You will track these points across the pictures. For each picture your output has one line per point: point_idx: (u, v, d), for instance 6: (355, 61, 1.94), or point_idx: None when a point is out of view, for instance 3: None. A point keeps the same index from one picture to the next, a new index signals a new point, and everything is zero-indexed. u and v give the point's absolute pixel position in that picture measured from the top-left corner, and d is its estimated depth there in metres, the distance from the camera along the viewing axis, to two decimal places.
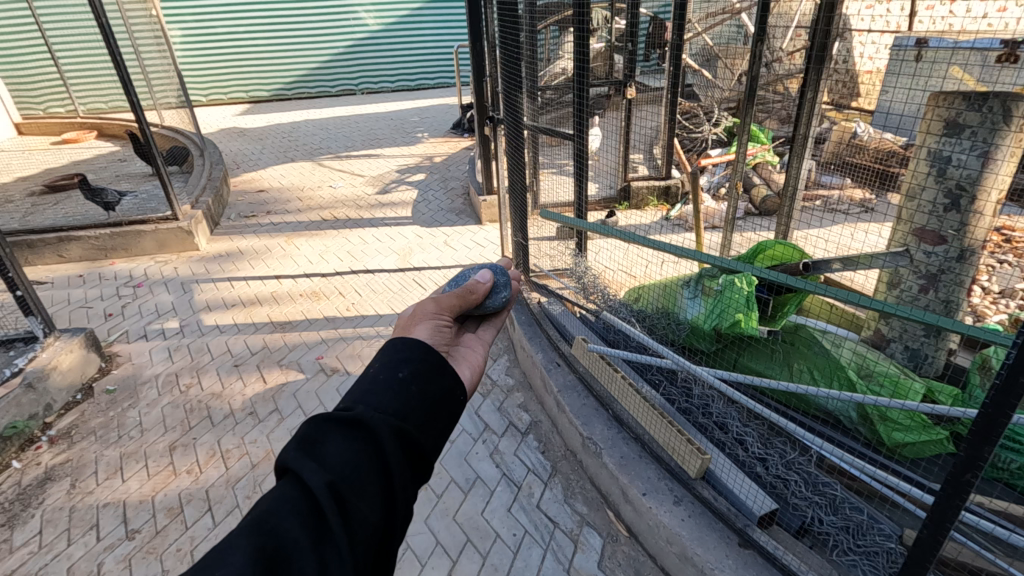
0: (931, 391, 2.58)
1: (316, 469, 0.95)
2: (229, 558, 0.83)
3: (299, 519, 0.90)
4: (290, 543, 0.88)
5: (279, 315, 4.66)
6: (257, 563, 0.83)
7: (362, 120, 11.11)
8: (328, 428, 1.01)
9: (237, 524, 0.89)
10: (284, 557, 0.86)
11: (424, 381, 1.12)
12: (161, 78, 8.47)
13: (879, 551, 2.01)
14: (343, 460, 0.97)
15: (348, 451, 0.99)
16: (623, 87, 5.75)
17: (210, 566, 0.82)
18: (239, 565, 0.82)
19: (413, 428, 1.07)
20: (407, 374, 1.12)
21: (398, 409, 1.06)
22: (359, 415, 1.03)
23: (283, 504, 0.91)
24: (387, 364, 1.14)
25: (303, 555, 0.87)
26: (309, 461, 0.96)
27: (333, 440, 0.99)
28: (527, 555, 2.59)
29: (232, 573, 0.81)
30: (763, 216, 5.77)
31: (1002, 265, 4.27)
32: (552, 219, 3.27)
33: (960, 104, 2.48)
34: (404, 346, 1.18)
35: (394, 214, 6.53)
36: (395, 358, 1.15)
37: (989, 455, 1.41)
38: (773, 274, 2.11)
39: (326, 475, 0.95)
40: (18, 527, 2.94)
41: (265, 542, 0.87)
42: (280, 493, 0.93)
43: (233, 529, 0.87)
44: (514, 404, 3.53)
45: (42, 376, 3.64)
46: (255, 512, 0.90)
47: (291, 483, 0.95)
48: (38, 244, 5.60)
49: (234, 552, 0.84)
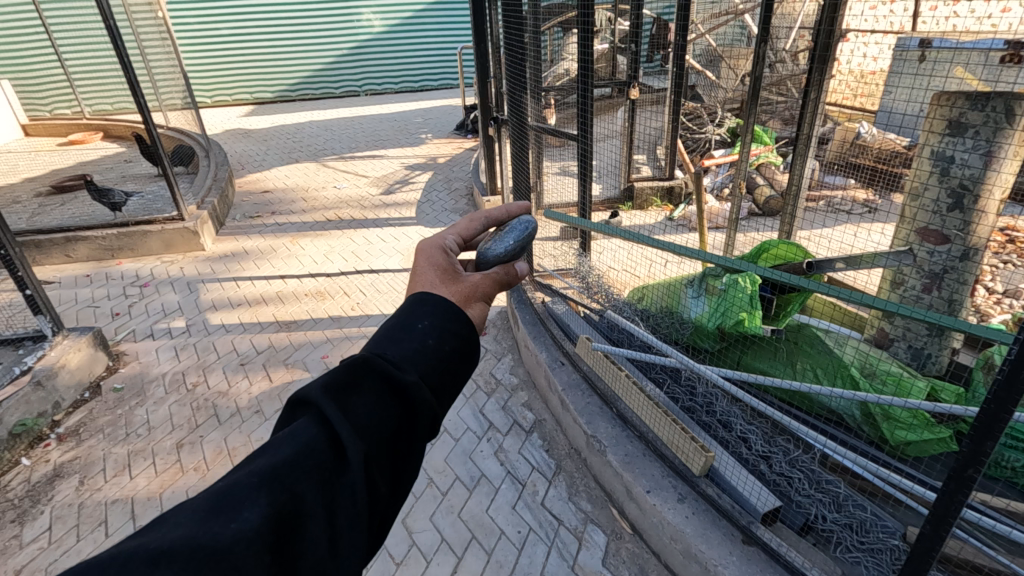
0: (935, 390, 2.60)
1: (348, 431, 0.91)
2: (243, 514, 0.80)
3: (318, 479, 0.87)
4: (306, 504, 0.85)
5: (285, 315, 4.68)
6: (272, 522, 0.81)
7: (366, 121, 11.15)
8: (367, 384, 0.97)
9: (255, 470, 0.85)
10: (298, 518, 0.84)
11: (464, 360, 1.07)
12: (166, 79, 8.56)
13: (883, 548, 2.02)
14: (375, 429, 0.94)
15: (381, 416, 0.95)
16: (627, 89, 5.78)
17: (224, 517, 0.79)
18: (254, 523, 0.80)
19: (442, 409, 1.03)
20: (453, 349, 1.06)
21: (435, 383, 1.03)
22: (402, 381, 0.98)
23: (306, 459, 0.88)
24: (436, 329, 1.07)
25: (321, 521, 0.85)
26: (341, 418, 0.92)
27: (373, 403, 0.95)
28: (532, 552, 2.61)
29: (247, 528, 0.79)
30: (766, 216, 5.77)
31: (1005, 265, 4.27)
32: (556, 220, 3.27)
33: (963, 104, 2.52)
34: (451, 317, 1.10)
35: (398, 214, 6.56)
36: (443, 328, 1.08)
37: (991, 450, 1.43)
38: (776, 273, 2.11)
39: (358, 443, 0.91)
40: (27, 523, 2.97)
41: (282, 498, 0.83)
42: (306, 444, 0.89)
43: (253, 477, 0.84)
44: (518, 403, 3.54)
45: (51, 375, 3.67)
46: (276, 460, 0.86)
47: (316, 437, 0.91)
48: (46, 244, 5.65)
49: (250, 507, 0.81)
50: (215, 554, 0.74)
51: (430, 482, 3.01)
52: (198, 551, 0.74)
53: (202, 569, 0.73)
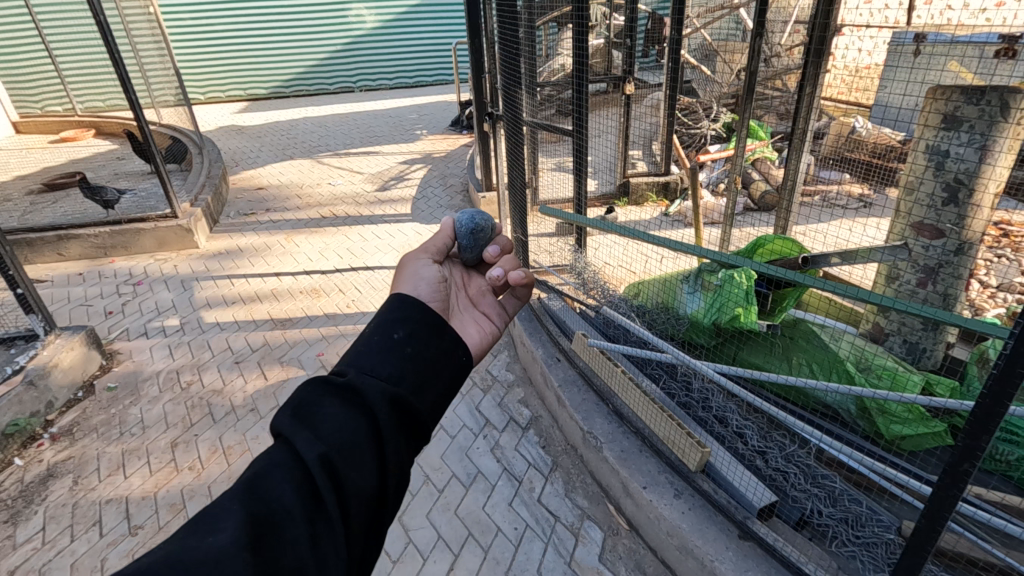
0: (930, 383, 2.63)
1: (310, 440, 0.94)
2: (220, 527, 0.83)
3: (291, 486, 0.90)
4: (283, 511, 0.88)
5: (280, 312, 4.66)
6: (247, 527, 0.84)
7: (360, 117, 11.08)
8: (322, 393, 1.01)
9: (230, 489, 0.90)
10: (274, 527, 0.86)
11: (420, 341, 1.13)
12: (158, 75, 8.50)
13: (878, 542, 2.04)
14: (336, 430, 0.96)
15: (342, 418, 0.98)
16: (622, 83, 5.74)
17: (202, 532, 0.83)
18: (229, 533, 0.82)
19: (408, 394, 1.06)
20: (402, 335, 1.13)
21: (391, 373, 1.06)
22: (352, 380, 1.03)
23: (274, 471, 0.92)
24: (381, 327, 1.14)
25: (298, 525, 0.87)
26: (302, 430, 0.96)
27: (327, 406, 0.99)
28: (528, 549, 2.61)
29: (221, 540, 0.82)
30: (762, 211, 5.77)
31: (999, 259, 4.27)
32: (551, 215, 3.25)
33: (958, 98, 2.51)
34: (398, 307, 1.18)
35: (393, 211, 6.53)
36: (388, 320, 1.15)
37: (987, 444, 1.42)
38: (772, 268, 2.09)
39: (318, 446, 0.94)
40: (21, 524, 2.95)
41: (257, 511, 0.87)
42: (273, 459, 0.94)
43: (226, 494, 0.88)
44: (514, 400, 3.53)
45: (43, 374, 3.65)
46: (247, 477, 0.91)
47: (285, 451, 0.95)
48: (38, 242, 5.60)
49: (225, 519, 0.84)
50: (194, 565, 0.78)
51: (426, 480, 3.01)
52: (177, 565, 0.77)
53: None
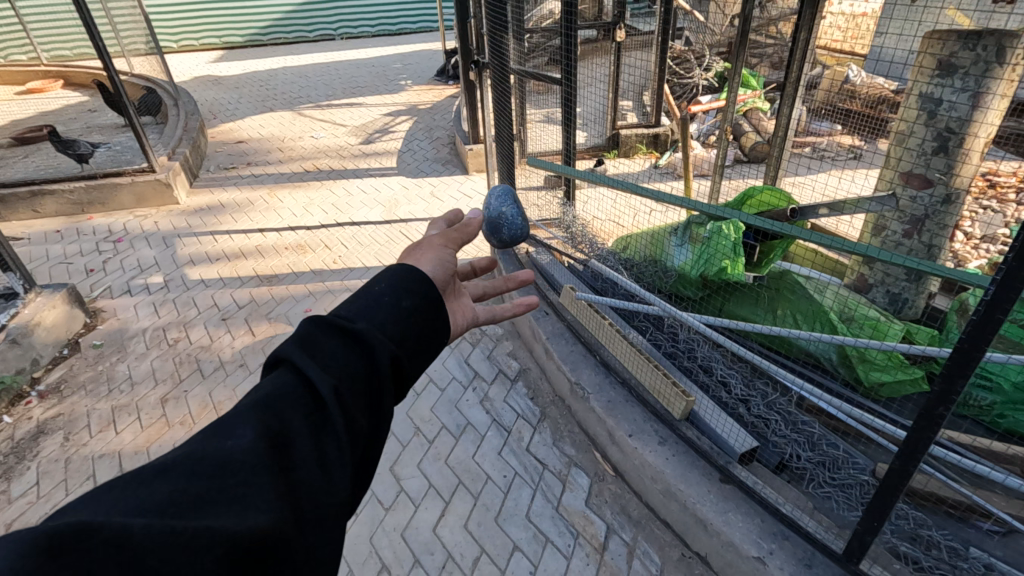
0: (910, 332, 2.70)
1: (320, 370, 0.94)
2: (232, 440, 0.83)
3: (299, 411, 0.90)
4: (291, 434, 0.87)
5: (265, 268, 4.60)
6: (259, 442, 0.84)
7: (342, 67, 10.69)
8: (331, 331, 1.01)
9: (238, 405, 0.90)
10: (283, 448, 0.86)
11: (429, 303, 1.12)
12: (127, 22, 8.08)
13: (854, 483, 2.13)
14: (344, 367, 0.96)
15: (350, 359, 0.98)
16: (613, 30, 5.56)
17: (218, 439, 0.83)
18: (243, 442, 0.83)
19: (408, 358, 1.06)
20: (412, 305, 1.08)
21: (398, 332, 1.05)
22: (362, 328, 1.02)
23: (283, 395, 0.91)
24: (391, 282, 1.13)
25: (306, 444, 0.87)
26: (311, 359, 0.95)
27: (336, 344, 0.99)
28: (517, 496, 2.68)
29: (232, 449, 0.82)
30: (753, 163, 5.74)
31: (985, 210, 4.30)
32: (540, 167, 3.19)
33: (955, 43, 2.46)
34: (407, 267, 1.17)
35: (378, 164, 6.39)
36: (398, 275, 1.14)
37: (962, 388, 1.47)
38: (764, 222, 2.12)
39: (326, 377, 0.94)
40: (14, 479, 2.98)
41: (266, 427, 0.87)
42: (280, 383, 0.93)
43: (237, 408, 0.88)
44: (504, 353, 3.56)
45: (26, 333, 3.61)
46: (256, 397, 0.91)
47: (293, 375, 0.94)
48: (11, 199, 5.42)
49: (238, 432, 0.84)
50: (215, 466, 0.79)
51: (416, 432, 3.05)
52: (198, 459, 0.79)
53: (206, 476, 0.78)
